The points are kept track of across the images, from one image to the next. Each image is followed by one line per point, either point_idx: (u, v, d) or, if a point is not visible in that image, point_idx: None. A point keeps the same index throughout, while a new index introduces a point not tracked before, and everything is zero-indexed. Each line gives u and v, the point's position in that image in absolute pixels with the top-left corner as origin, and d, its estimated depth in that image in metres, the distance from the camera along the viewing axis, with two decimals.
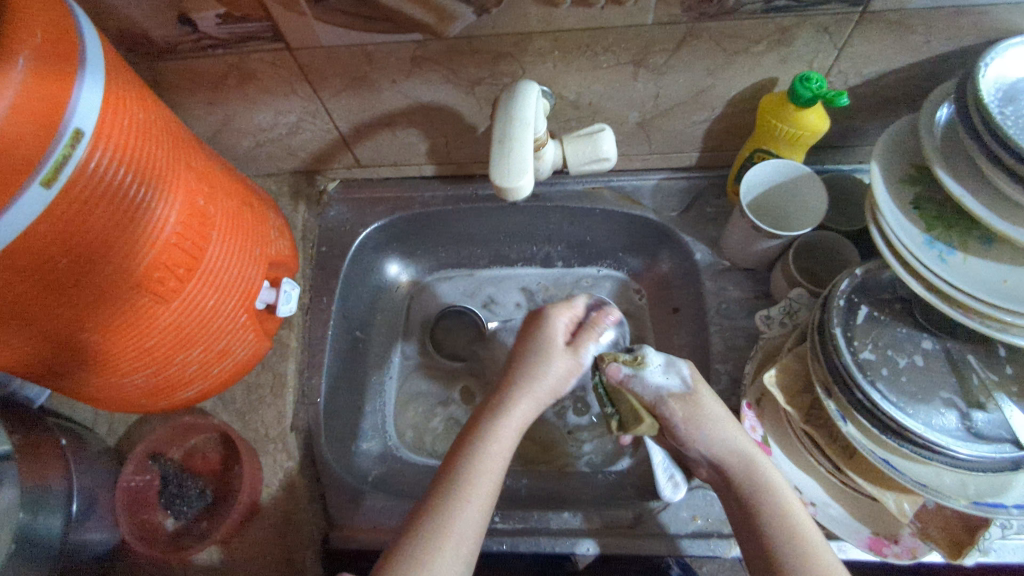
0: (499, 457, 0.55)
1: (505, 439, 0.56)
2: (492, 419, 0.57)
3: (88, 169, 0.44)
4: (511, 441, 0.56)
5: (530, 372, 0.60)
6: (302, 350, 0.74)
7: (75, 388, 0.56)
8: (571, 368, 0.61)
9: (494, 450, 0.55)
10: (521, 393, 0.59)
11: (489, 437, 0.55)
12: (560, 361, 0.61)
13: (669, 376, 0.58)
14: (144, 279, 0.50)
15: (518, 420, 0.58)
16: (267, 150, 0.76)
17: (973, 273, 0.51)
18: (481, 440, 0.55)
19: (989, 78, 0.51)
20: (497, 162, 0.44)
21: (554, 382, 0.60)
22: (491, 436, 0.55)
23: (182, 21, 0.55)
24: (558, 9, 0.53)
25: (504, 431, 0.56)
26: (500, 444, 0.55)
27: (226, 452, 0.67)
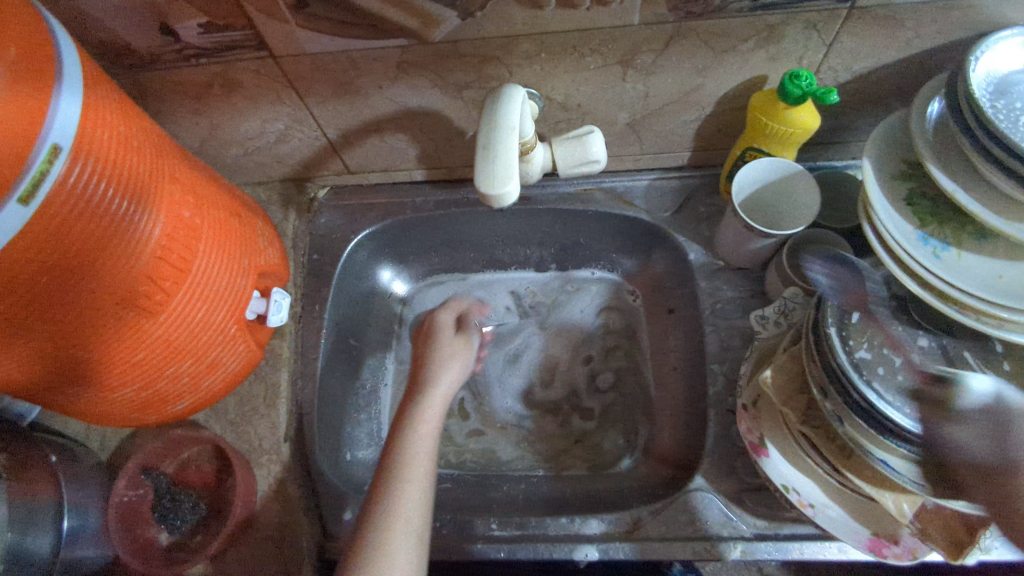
0: (421, 454, 0.55)
1: (426, 439, 0.56)
2: (407, 425, 0.57)
3: (67, 183, 0.44)
4: (432, 431, 0.57)
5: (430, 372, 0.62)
6: (295, 360, 0.73)
7: (65, 404, 0.55)
8: (459, 346, 0.66)
9: (416, 452, 0.55)
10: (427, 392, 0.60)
11: (408, 433, 0.56)
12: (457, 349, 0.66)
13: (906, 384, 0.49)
14: (129, 293, 0.50)
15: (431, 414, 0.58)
16: (256, 159, 0.76)
17: (968, 269, 0.52)
18: (400, 442, 0.55)
19: (980, 72, 0.51)
20: (481, 168, 0.43)
21: (455, 369, 0.63)
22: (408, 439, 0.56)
23: (163, 31, 0.55)
24: (542, 11, 0.53)
25: (422, 428, 0.57)
26: (422, 436, 0.56)
27: (219, 465, 0.67)
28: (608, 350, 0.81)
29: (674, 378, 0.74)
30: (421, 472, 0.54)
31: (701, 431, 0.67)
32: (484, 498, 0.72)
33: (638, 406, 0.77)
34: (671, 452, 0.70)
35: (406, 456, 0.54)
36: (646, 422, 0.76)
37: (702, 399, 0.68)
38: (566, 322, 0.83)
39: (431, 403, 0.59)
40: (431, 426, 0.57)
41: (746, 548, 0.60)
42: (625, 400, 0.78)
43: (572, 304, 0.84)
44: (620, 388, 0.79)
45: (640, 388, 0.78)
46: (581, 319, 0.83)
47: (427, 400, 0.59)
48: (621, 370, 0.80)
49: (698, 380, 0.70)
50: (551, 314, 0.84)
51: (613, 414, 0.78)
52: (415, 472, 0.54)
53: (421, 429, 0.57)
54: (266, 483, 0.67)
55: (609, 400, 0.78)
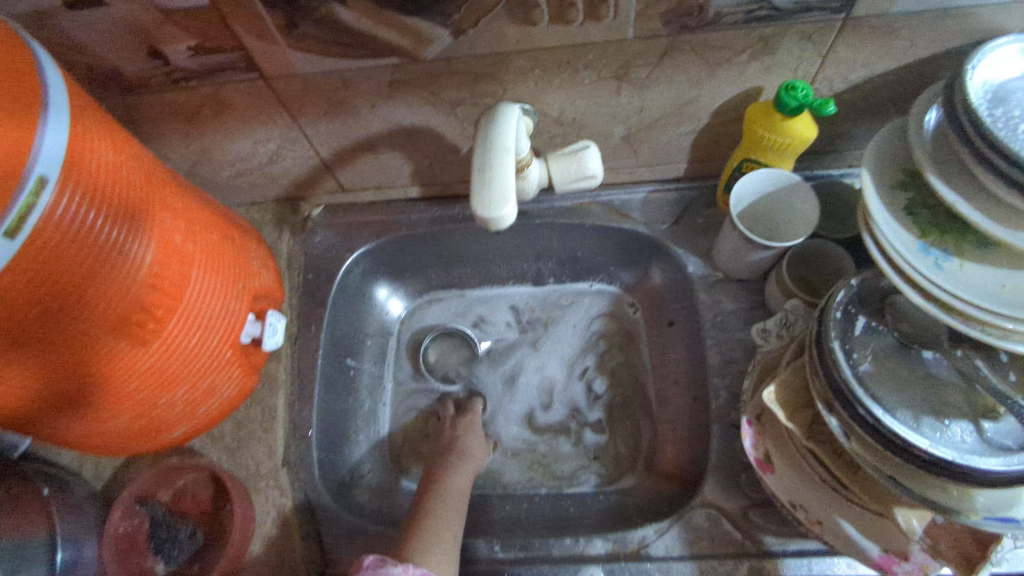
0: (452, 508, 0.64)
1: (455, 499, 0.65)
2: (434, 493, 0.65)
3: (56, 215, 0.43)
4: (459, 499, 0.65)
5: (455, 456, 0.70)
6: (292, 382, 0.72)
7: (57, 435, 0.54)
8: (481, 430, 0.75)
9: (449, 507, 0.64)
10: (454, 470, 0.68)
11: (440, 499, 0.64)
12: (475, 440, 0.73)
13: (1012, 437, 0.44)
14: (121, 322, 0.49)
15: (457, 488, 0.66)
16: (248, 179, 0.75)
17: (970, 279, 0.51)
18: (431, 505, 0.63)
19: (976, 81, 0.51)
20: (476, 190, 0.43)
21: (479, 449, 0.72)
22: (440, 496, 0.65)
23: (152, 55, 0.54)
24: (536, 27, 0.52)
25: (451, 490, 0.66)
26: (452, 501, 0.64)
27: (217, 493, 0.65)
28: (609, 365, 0.80)
29: (676, 392, 0.73)
30: (452, 524, 0.62)
31: (705, 447, 0.66)
32: (486, 518, 0.71)
33: (640, 420, 0.76)
34: (675, 468, 0.69)
35: (437, 510, 0.63)
36: (648, 438, 0.75)
37: (704, 413, 0.68)
38: (563, 338, 0.82)
39: (461, 472, 0.68)
40: (461, 491, 0.66)
41: (754, 566, 0.59)
42: (627, 415, 0.77)
43: (569, 320, 0.83)
44: (621, 403, 0.78)
45: (642, 403, 0.77)
46: (576, 334, 0.82)
47: (455, 469, 0.68)
48: (622, 385, 0.79)
49: (700, 394, 0.69)
50: (548, 330, 0.83)
51: (614, 429, 0.77)
52: (447, 521, 0.62)
53: (453, 493, 0.65)
54: (265, 509, 0.66)
55: (611, 416, 0.78)
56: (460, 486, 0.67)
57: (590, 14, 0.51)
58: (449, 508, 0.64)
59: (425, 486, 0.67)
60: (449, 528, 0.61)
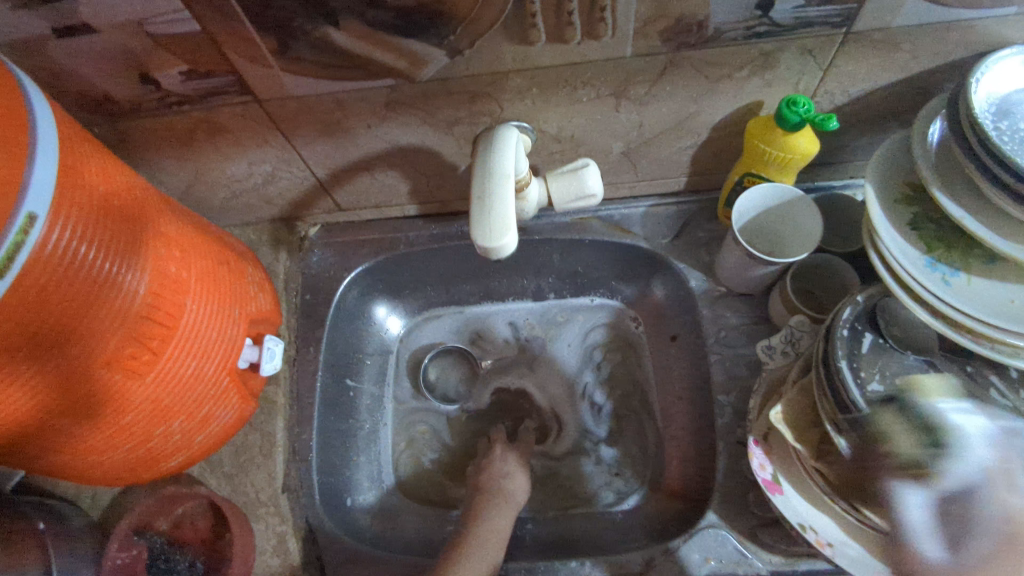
0: (483, 554, 0.60)
1: (489, 544, 0.62)
2: (468, 534, 0.62)
3: (46, 250, 0.42)
4: (496, 541, 0.62)
5: (495, 493, 0.67)
6: (290, 406, 0.71)
7: (51, 468, 0.53)
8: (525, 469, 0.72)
9: (481, 552, 0.60)
10: (494, 508, 0.65)
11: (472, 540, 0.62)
12: (518, 476, 0.70)
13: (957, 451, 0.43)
14: (116, 355, 0.48)
15: (497, 527, 0.63)
16: (244, 201, 0.74)
17: (978, 295, 0.50)
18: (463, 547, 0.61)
19: (981, 94, 0.50)
20: (476, 220, 0.42)
21: (522, 490, 0.69)
22: (476, 540, 0.62)
23: (144, 80, 0.53)
24: (533, 47, 0.52)
25: (486, 533, 0.63)
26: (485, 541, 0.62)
27: (216, 521, 0.65)
28: (612, 381, 0.79)
29: (679, 409, 0.72)
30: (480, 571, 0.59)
31: (711, 465, 0.65)
32: None
33: (644, 437, 0.76)
34: (681, 486, 0.68)
35: (469, 556, 0.60)
36: (652, 455, 0.74)
37: (709, 430, 0.67)
38: (561, 357, 0.82)
39: (500, 513, 0.65)
40: (496, 537, 0.63)
41: None
42: (631, 432, 0.76)
43: (565, 337, 0.82)
44: (624, 419, 0.77)
45: (646, 419, 0.76)
46: (575, 351, 0.82)
47: (497, 508, 0.65)
48: (625, 402, 0.78)
49: (704, 411, 0.68)
50: (545, 349, 0.82)
51: (619, 447, 0.76)
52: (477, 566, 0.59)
53: (487, 536, 0.62)
54: (266, 536, 0.66)
55: (614, 433, 0.77)
56: (497, 530, 0.63)
57: (588, 33, 0.50)
58: (481, 554, 0.60)
59: (464, 527, 0.64)
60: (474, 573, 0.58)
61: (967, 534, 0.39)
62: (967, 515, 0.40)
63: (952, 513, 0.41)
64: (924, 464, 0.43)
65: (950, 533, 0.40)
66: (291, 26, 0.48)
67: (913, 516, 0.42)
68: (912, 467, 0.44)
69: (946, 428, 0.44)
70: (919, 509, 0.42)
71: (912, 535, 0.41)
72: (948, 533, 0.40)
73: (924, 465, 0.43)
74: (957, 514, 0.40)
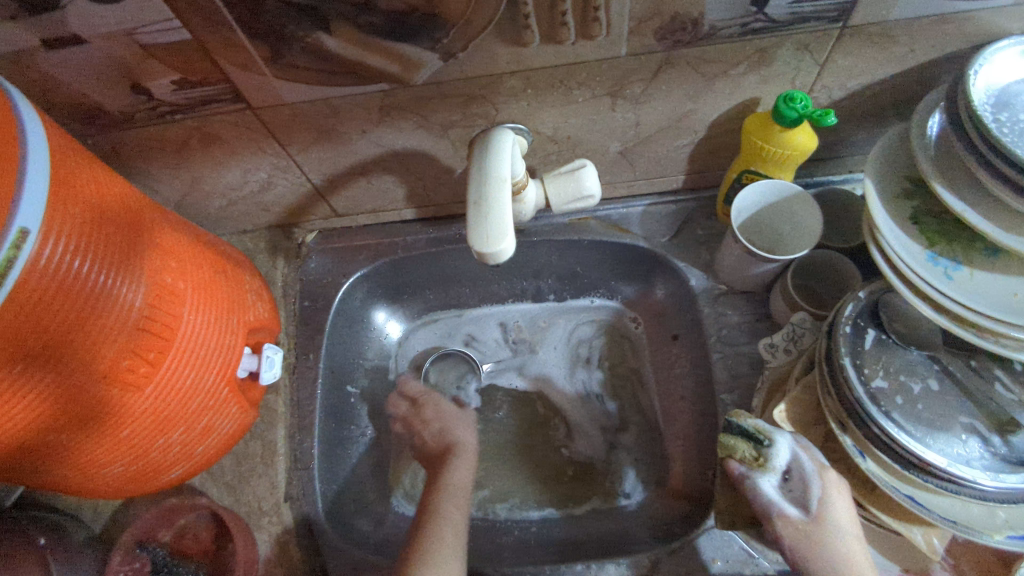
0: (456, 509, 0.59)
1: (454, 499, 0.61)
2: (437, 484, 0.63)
3: (39, 265, 0.42)
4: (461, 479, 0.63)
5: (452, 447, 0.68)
6: (291, 414, 0.71)
7: (53, 483, 0.53)
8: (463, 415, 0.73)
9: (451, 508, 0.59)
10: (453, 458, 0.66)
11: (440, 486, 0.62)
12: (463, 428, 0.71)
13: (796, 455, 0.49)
14: (113, 369, 0.48)
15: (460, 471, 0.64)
16: (240, 208, 0.74)
17: (981, 289, 0.49)
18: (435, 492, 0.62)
19: (980, 86, 0.49)
20: (473, 224, 0.41)
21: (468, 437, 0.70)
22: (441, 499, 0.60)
23: (136, 91, 0.53)
24: (527, 48, 0.51)
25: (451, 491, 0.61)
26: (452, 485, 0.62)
27: (218, 531, 0.64)
28: (613, 381, 0.79)
29: (682, 408, 0.72)
30: (455, 528, 0.57)
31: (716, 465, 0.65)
32: (495, 545, 0.70)
33: (647, 438, 0.75)
34: (686, 486, 0.68)
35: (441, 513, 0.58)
36: (656, 454, 0.73)
37: (713, 429, 0.66)
38: (554, 357, 0.82)
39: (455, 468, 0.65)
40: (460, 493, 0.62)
41: None
42: (634, 432, 0.76)
43: (553, 337, 0.83)
44: (627, 420, 0.77)
45: (649, 419, 0.76)
46: (564, 349, 0.82)
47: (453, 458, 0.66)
48: (627, 402, 0.77)
49: (708, 409, 0.68)
50: (538, 350, 0.82)
51: (622, 447, 0.76)
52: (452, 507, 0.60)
53: (450, 492, 0.61)
54: (269, 546, 0.66)
55: (618, 433, 0.76)
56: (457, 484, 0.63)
57: (582, 33, 0.50)
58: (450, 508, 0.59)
59: (427, 490, 0.63)
60: (450, 525, 0.57)
61: (810, 496, 0.48)
62: (805, 481, 0.48)
63: (793, 483, 0.49)
64: (756, 456, 0.50)
65: (800, 501, 0.48)
66: (282, 32, 0.47)
67: (771, 495, 0.49)
68: (745, 462, 0.51)
69: (770, 439, 0.50)
70: (773, 488, 0.49)
71: (774, 508, 0.49)
72: (796, 498, 0.49)
73: (756, 458, 0.50)
74: (799, 484, 0.49)
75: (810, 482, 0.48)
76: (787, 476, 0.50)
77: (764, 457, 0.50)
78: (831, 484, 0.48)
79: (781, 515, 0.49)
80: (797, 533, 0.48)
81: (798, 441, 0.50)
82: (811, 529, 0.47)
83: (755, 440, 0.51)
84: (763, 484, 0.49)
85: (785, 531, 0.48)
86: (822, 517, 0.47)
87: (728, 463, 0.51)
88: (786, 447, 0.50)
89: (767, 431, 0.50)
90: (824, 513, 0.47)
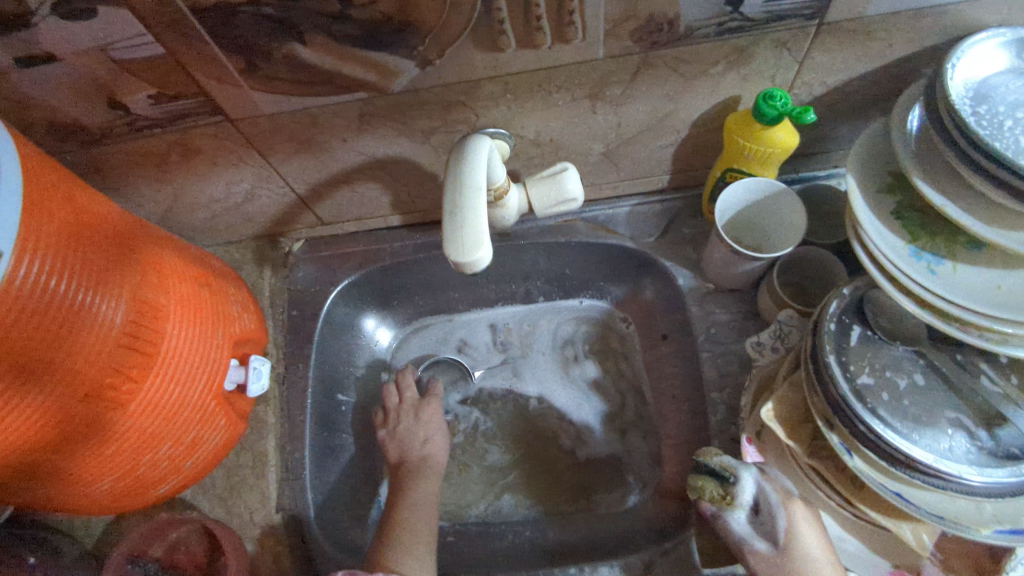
0: (424, 532, 0.62)
1: (421, 520, 0.64)
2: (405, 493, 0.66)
3: (14, 284, 0.41)
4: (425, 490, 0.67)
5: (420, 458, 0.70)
6: (281, 424, 0.71)
7: (39, 502, 0.53)
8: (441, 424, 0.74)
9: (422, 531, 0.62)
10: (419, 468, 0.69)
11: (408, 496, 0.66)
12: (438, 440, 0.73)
13: (763, 489, 0.51)
14: (93, 388, 0.47)
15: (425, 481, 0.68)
16: (225, 219, 0.73)
17: (964, 284, 0.49)
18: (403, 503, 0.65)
19: (958, 79, 0.49)
20: (449, 235, 0.41)
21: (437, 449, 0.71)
22: (408, 520, 0.63)
23: (113, 106, 0.53)
24: (503, 53, 0.51)
25: (419, 513, 0.64)
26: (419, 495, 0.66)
27: (211, 545, 0.64)
28: (604, 382, 0.79)
29: (673, 408, 0.72)
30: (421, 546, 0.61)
31: None
32: (490, 550, 0.70)
33: (639, 438, 0.75)
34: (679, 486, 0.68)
35: (410, 536, 0.61)
36: (649, 455, 0.73)
37: (704, 429, 0.66)
38: (540, 359, 0.82)
39: (421, 485, 0.67)
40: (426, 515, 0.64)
41: None
42: (626, 433, 0.76)
43: (544, 339, 0.83)
44: (619, 420, 0.77)
45: (641, 420, 0.76)
46: (556, 351, 0.82)
47: (420, 468, 0.69)
48: (619, 402, 0.77)
49: (698, 409, 0.68)
50: (526, 354, 0.82)
51: (615, 448, 0.75)
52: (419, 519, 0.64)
53: (418, 515, 0.64)
54: (262, 559, 0.65)
55: (610, 435, 0.76)
56: (425, 506, 0.65)
57: (558, 37, 0.50)
58: (420, 533, 0.62)
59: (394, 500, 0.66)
60: (418, 551, 0.60)
61: (778, 529, 0.50)
62: (771, 514, 0.51)
63: (762, 517, 0.51)
64: (724, 494, 0.52)
65: (770, 534, 0.51)
66: (256, 44, 0.47)
67: (742, 531, 0.51)
68: (714, 501, 0.52)
69: (734, 476, 0.51)
70: (743, 524, 0.51)
71: (745, 543, 0.52)
72: (765, 531, 0.51)
73: (724, 497, 0.51)
74: (768, 517, 0.51)
75: (775, 515, 0.50)
76: (756, 510, 0.52)
77: (731, 496, 0.51)
78: (796, 513, 0.51)
79: (753, 550, 0.51)
80: (768, 566, 0.50)
81: (763, 473, 0.52)
82: (780, 561, 0.50)
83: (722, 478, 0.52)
84: (734, 521, 0.51)
85: (758, 564, 0.51)
86: (791, 548, 0.50)
87: (699, 504, 0.53)
88: (751, 482, 0.52)
89: (733, 469, 0.52)
90: (791, 545, 0.50)
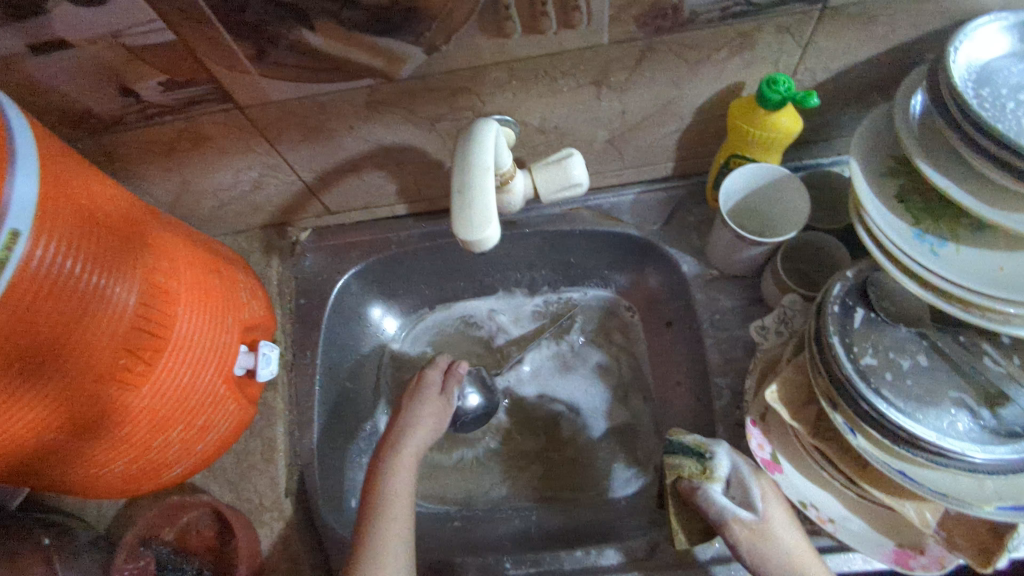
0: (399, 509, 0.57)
1: (398, 501, 0.58)
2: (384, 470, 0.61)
3: (32, 266, 0.42)
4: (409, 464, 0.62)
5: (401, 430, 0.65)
6: (290, 411, 0.71)
7: (52, 484, 0.53)
8: (440, 395, 0.70)
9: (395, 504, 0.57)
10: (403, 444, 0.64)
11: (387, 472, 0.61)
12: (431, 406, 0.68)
13: (735, 463, 0.53)
14: (107, 369, 0.48)
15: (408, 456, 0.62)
16: (233, 208, 0.74)
17: (967, 265, 0.49)
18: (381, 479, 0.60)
19: (960, 62, 0.49)
20: (457, 214, 0.41)
21: (426, 426, 0.66)
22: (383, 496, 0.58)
23: (124, 93, 0.53)
24: (509, 39, 0.52)
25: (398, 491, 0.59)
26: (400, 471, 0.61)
27: (221, 528, 0.65)
28: (609, 370, 0.79)
29: (678, 394, 0.72)
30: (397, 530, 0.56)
31: None
32: (496, 534, 0.71)
33: (645, 425, 0.76)
34: None
35: (386, 518, 0.56)
36: (654, 442, 0.74)
37: (709, 413, 0.67)
38: (532, 362, 0.82)
39: (404, 461, 0.62)
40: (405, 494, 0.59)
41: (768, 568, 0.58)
42: (631, 419, 0.76)
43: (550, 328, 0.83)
44: (624, 407, 0.77)
45: (646, 407, 0.76)
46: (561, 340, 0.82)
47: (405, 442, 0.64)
48: (623, 389, 0.78)
49: (704, 394, 0.68)
50: (522, 347, 0.83)
51: (621, 435, 0.76)
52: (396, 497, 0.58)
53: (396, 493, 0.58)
54: (271, 541, 0.66)
55: (615, 422, 0.77)
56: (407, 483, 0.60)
57: (563, 22, 0.50)
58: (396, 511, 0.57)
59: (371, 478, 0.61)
60: (390, 532, 0.55)
61: (754, 497, 0.51)
62: (746, 486, 0.52)
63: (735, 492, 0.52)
64: (701, 469, 0.53)
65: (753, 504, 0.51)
66: (266, 30, 0.48)
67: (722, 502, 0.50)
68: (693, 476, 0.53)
69: (709, 448, 0.54)
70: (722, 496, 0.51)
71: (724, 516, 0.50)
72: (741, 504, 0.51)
73: (702, 470, 0.53)
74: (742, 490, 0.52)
75: (750, 484, 0.52)
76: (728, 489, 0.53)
77: (708, 469, 0.53)
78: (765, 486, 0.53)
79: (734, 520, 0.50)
80: (752, 535, 0.49)
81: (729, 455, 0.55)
82: (761, 526, 0.49)
83: (698, 455, 0.54)
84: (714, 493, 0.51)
85: (742, 536, 0.49)
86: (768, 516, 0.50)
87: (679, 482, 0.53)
88: (725, 458, 0.53)
89: (707, 445, 0.54)
90: (768, 513, 0.50)
